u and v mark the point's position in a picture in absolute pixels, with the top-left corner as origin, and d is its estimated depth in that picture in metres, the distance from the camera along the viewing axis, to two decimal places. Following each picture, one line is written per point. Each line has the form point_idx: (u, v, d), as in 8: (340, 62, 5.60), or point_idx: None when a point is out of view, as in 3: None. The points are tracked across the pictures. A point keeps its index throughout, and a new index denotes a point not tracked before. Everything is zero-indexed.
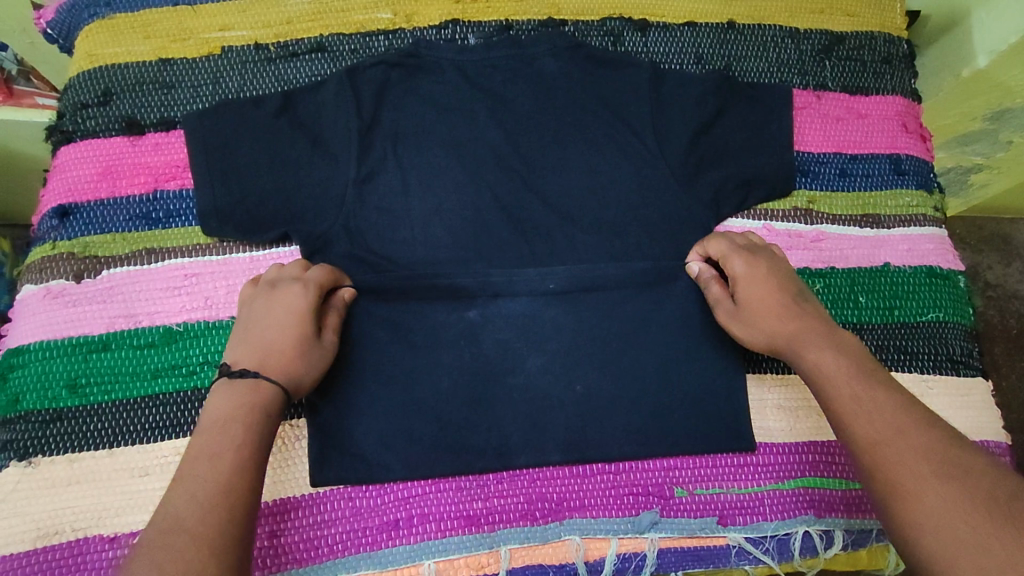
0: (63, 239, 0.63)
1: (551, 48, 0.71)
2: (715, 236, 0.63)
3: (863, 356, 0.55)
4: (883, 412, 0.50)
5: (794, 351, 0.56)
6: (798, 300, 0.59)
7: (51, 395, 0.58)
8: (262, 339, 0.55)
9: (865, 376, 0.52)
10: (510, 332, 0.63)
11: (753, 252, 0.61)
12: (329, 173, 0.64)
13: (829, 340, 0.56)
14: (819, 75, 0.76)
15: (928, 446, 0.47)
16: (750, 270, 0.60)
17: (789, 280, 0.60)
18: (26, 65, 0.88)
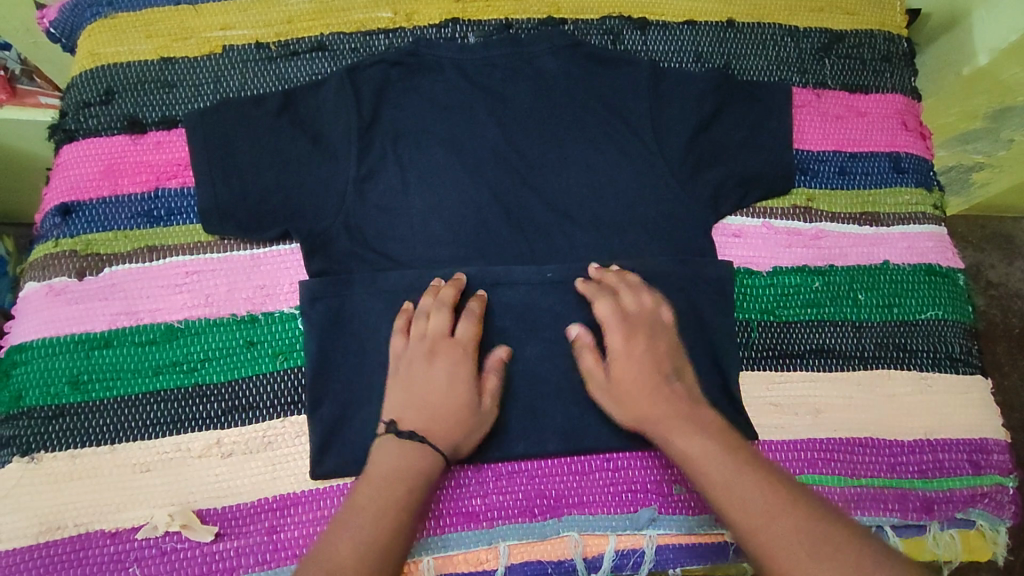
0: (65, 237, 0.63)
1: (551, 47, 0.72)
2: (597, 299, 0.61)
3: (718, 428, 0.56)
4: (745, 500, 0.51)
5: (660, 435, 0.57)
6: (671, 379, 0.59)
7: (53, 391, 0.59)
8: (425, 398, 0.57)
9: (731, 458, 0.53)
10: (510, 328, 0.63)
11: (630, 325, 0.60)
12: (329, 172, 0.65)
13: (692, 424, 0.56)
14: (818, 73, 0.76)
15: (807, 536, 0.48)
16: (626, 345, 0.59)
17: (674, 355, 0.60)
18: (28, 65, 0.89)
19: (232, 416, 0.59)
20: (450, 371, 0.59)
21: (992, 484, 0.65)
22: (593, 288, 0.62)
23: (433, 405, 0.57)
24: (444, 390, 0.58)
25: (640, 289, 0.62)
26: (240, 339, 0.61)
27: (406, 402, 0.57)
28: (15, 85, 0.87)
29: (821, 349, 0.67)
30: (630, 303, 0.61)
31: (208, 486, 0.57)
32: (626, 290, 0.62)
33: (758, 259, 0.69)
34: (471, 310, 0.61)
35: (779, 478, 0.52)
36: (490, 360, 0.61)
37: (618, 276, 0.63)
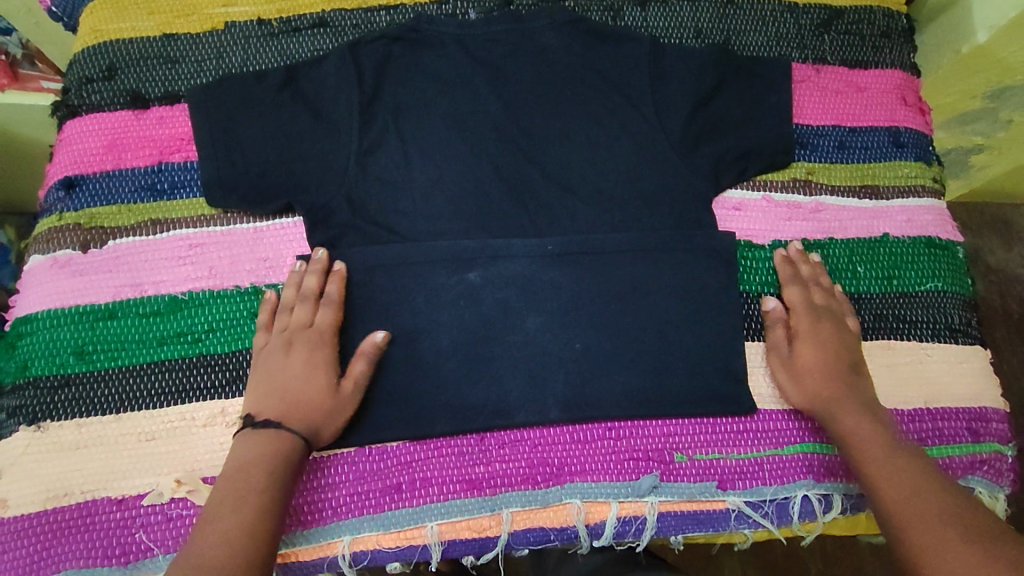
0: (69, 210, 0.63)
1: (551, 23, 0.72)
2: (789, 285, 0.67)
3: (873, 407, 0.60)
4: (891, 475, 0.54)
5: (828, 414, 0.61)
6: (851, 368, 0.63)
7: (59, 361, 0.59)
8: (282, 384, 0.58)
9: (896, 444, 0.57)
10: (512, 298, 0.64)
11: (815, 311, 0.65)
12: (331, 145, 0.65)
13: (866, 409, 0.60)
14: (818, 49, 0.77)
15: (936, 504, 0.51)
16: (817, 329, 0.64)
17: (846, 352, 0.63)
18: (30, 49, 0.90)
19: (237, 386, 0.60)
20: (309, 357, 0.59)
21: (991, 451, 0.65)
22: (787, 273, 0.67)
23: (287, 393, 0.57)
24: (302, 378, 0.58)
25: (813, 282, 0.67)
26: (244, 310, 0.62)
27: (268, 391, 0.58)
28: (17, 70, 0.88)
29: None
30: (821, 295, 0.66)
31: (213, 454, 0.58)
32: (815, 284, 0.67)
33: (758, 231, 0.70)
34: (334, 299, 0.61)
35: (922, 461, 0.55)
36: (365, 343, 0.59)
37: (813, 269, 0.68)
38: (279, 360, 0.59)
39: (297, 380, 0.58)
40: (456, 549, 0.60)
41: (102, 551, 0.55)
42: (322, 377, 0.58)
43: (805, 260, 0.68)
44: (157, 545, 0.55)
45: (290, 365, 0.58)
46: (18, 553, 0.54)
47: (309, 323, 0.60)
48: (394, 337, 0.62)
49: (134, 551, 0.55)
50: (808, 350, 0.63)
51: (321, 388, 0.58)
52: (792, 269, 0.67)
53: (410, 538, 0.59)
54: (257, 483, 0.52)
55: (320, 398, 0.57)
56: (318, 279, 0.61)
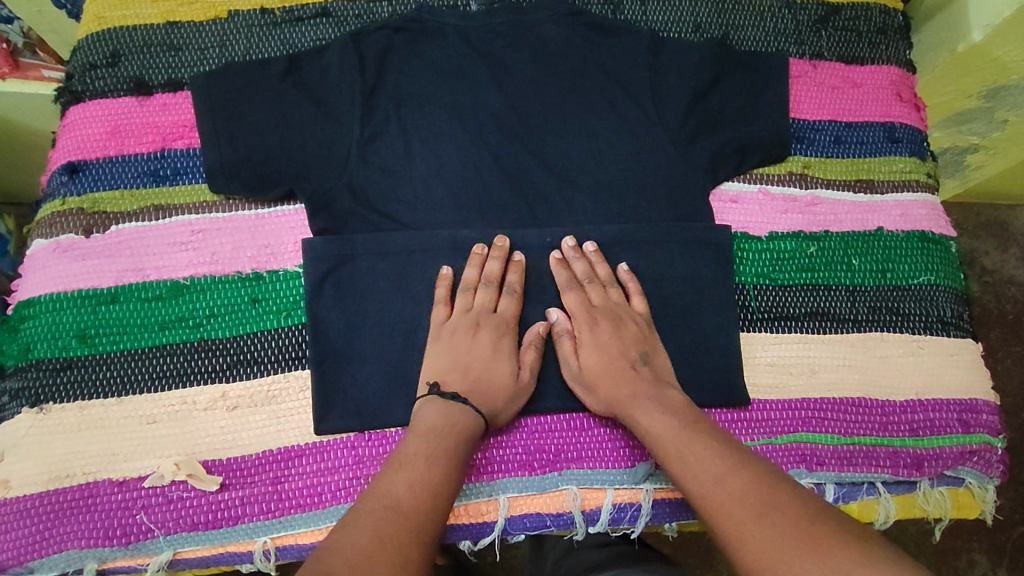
0: (72, 195, 0.64)
1: (552, 16, 0.73)
2: (567, 291, 0.64)
3: (685, 408, 0.58)
4: (688, 454, 0.53)
5: (625, 414, 0.59)
6: (637, 365, 0.61)
7: (61, 344, 0.59)
8: (466, 364, 0.60)
9: (688, 431, 0.55)
10: (511, 287, 0.64)
11: (592, 314, 0.63)
12: (333, 132, 0.66)
13: (653, 400, 0.58)
14: (815, 45, 0.77)
15: (758, 502, 0.48)
16: (592, 333, 0.62)
17: (624, 346, 0.62)
18: (31, 39, 0.91)
19: (237, 370, 0.60)
20: (492, 343, 0.62)
21: (981, 442, 0.66)
22: (563, 278, 0.64)
23: (474, 371, 0.60)
24: (487, 358, 0.61)
25: (608, 280, 0.65)
26: (245, 296, 0.62)
27: (449, 366, 0.60)
28: (18, 59, 0.90)
29: (816, 312, 0.69)
30: (596, 295, 0.64)
31: (214, 437, 0.58)
32: (591, 282, 0.64)
33: (755, 224, 0.71)
34: (516, 288, 0.64)
35: (715, 436, 0.54)
36: (531, 334, 0.63)
37: (587, 264, 0.65)
38: (464, 339, 0.61)
39: (482, 363, 0.60)
40: (454, 533, 0.60)
41: (102, 532, 0.55)
42: (505, 362, 0.61)
43: (593, 258, 0.65)
44: (157, 526, 0.56)
45: (473, 346, 0.61)
46: (19, 533, 0.55)
47: (489, 310, 0.63)
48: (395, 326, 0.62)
49: (134, 532, 0.56)
50: (589, 357, 0.61)
51: (507, 373, 0.60)
52: (566, 271, 0.64)
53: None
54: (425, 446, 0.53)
55: (504, 384, 0.60)
56: (501, 265, 0.64)
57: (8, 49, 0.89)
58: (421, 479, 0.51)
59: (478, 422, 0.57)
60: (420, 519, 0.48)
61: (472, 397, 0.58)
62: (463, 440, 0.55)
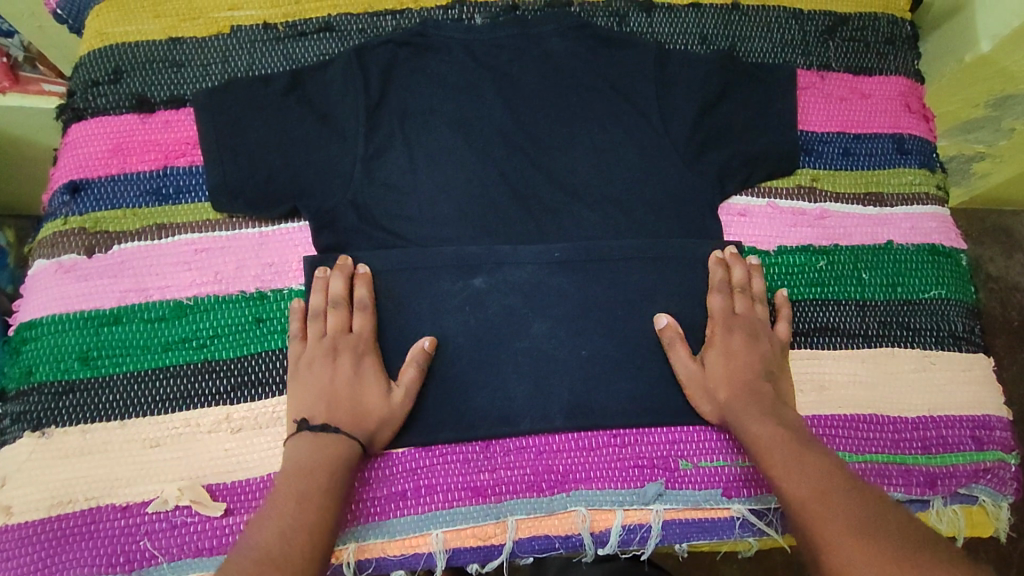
0: (74, 214, 0.63)
1: (557, 29, 0.73)
2: (715, 293, 0.65)
3: (797, 424, 0.58)
4: (795, 460, 0.54)
5: (737, 423, 0.59)
6: (760, 380, 0.61)
7: (64, 366, 0.59)
8: (334, 394, 0.58)
9: (795, 443, 0.56)
10: (517, 305, 0.64)
11: (730, 321, 0.64)
12: (337, 149, 0.65)
13: (765, 413, 0.59)
14: (823, 56, 0.77)
15: (862, 519, 0.47)
16: (724, 339, 0.63)
17: (754, 362, 0.62)
18: (32, 51, 0.93)
19: (241, 392, 0.60)
20: (358, 365, 0.59)
21: (995, 459, 0.65)
22: (717, 276, 0.65)
23: (342, 401, 0.57)
24: (352, 385, 0.58)
25: (760, 296, 0.66)
26: (249, 315, 0.62)
27: (315, 400, 0.58)
28: (18, 72, 0.91)
29: (826, 327, 0.68)
30: (743, 304, 0.65)
31: (218, 461, 0.58)
32: (742, 290, 0.65)
33: (763, 238, 0.70)
34: (367, 303, 0.61)
35: (820, 450, 0.55)
36: (413, 350, 0.60)
37: (744, 272, 0.66)
38: (326, 369, 0.59)
39: (350, 391, 0.58)
40: (461, 557, 0.59)
41: (106, 558, 0.55)
42: (375, 386, 0.59)
43: (752, 269, 0.67)
44: (161, 553, 0.55)
45: (338, 374, 0.58)
46: (22, 560, 0.54)
47: (349, 332, 0.60)
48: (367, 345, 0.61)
49: (138, 559, 0.55)
50: (715, 361, 0.62)
51: (377, 397, 0.58)
52: (723, 271, 0.66)
53: (416, 543, 0.59)
54: (297, 487, 0.52)
55: (376, 407, 0.58)
56: (346, 285, 0.61)
57: (7, 63, 0.90)
58: (298, 522, 0.50)
59: (352, 452, 0.55)
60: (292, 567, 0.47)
61: (342, 429, 0.56)
62: (338, 476, 0.54)
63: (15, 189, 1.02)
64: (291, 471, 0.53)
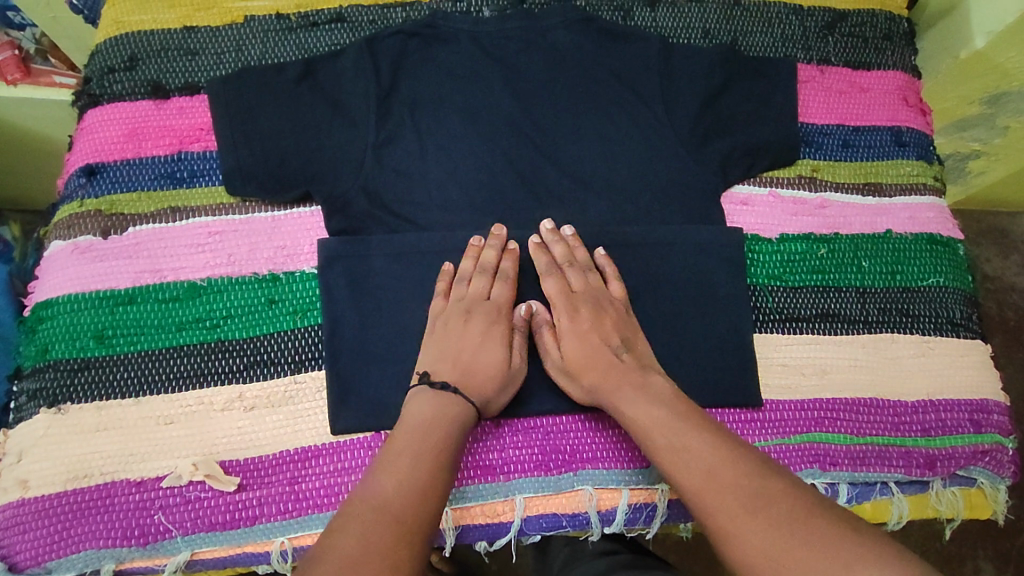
0: (90, 197, 0.64)
1: (563, 22, 0.74)
2: (585, 274, 0.64)
3: (677, 399, 0.57)
4: (677, 445, 0.53)
5: (610, 404, 0.58)
6: (641, 357, 0.61)
7: (79, 344, 0.60)
8: (460, 353, 0.59)
9: (682, 424, 0.55)
10: (525, 288, 0.65)
11: (577, 300, 0.62)
12: (348, 135, 0.67)
13: (638, 391, 0.58)
14: (823, 50, 0.79)
15: (792, 510, 0.48)
16: (572, 320, 0.62)
17: (632, 338, 0.62)
18: (43, 43, 0.98)
19: (253, 371, 0.60)
20: (486, 328, 0.61)
21: (992, 442, 0.67)
22: (604, 267, 0.65)
23: (463, 361, 0.59)
24: (479, 348, 0.60)
25: (667, 275, 0.65)
26: (261, 297, 0.63)
27: (440, 357, 0.59)
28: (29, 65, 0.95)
29: (827, 313, 0.69)
30: (625, 285, 0.64)
31: (231, 438, 0.58)
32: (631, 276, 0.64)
33: (766, 226, 0.71)
34: (510, 274, 0.63)
35: (708, 424, 0.55)
36: (516, 316, 0.63)
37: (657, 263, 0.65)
38: (459, 328, 0.60)
39: (474, 350, 0.60)
40: (471, 534, 0.61)
41: (121, 531, 0.55)
42: (496, 346, 0.60)
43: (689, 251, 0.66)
44: (175, 526, 0.56)
45: (467, 335, 0.60)
46: (38, 533, 0.55)
47: (487, 298, 0.62)
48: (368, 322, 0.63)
49: (152, 532, 0.56)
50: (568, 342, 0.61)
51: (501, 356, 0.60)
52: (549, 253, 0.64)
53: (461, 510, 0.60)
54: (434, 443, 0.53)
55: (500, 368, 0.60)
56: (496, 253, 0.63)
57: (19, 55, 0.94)
58: (410, 477, 0.50)
59: (471, 414, 0.57)
60: (412, 513, 0.48)
61: (465, 390, 0.57)
62: (452, 432, 0.54)
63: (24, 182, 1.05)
64: (418, 427, 0.54)
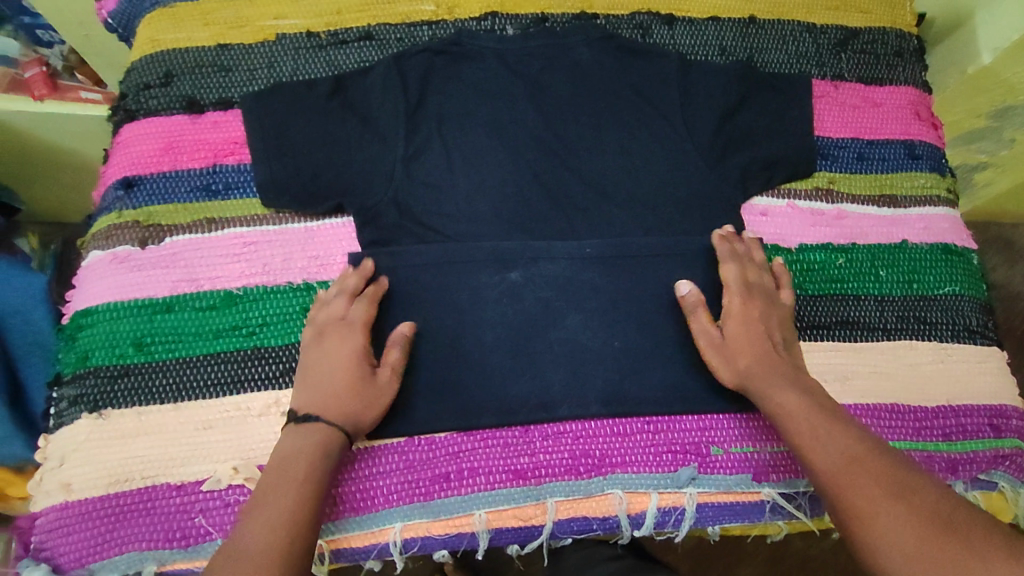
0: (128, 208, 0.66)
1: (585, 39, 0.77)
2: (726, 263, 0.66)
3: (824, 398, 0.59)
4: (819, 432, 0.56)
5: (760, 391, 0.60)
6: (774, 349, 0.63)
7: (118, 351, 0.61)
8: (320, 377, 0.59)
9: (822, 414, 0.57)
10: (552, 296, 0.67)
11: (747, 290, 0.65)
12: (379, 149, 0.69)
13: (788, 380, 0.60)
14: (836, 67, 0.81)
15: (921, 509, 0.49)
16: (744, 306, 0.64)
17: (770, 329, 0.64)
18: (72, 61, 1.05)
19: (289, 377, 0.62)
20: (344, 348, 0.60)
21: (1012, 447, 0.68)
22: (723, 249, 0.66)
23: (326, 386, 0.58)
24: (338, 366, 0.59)
25: (762, 265, 0.67)
26: (296, 305, 0.64)
27: (302, 387, 0.58)
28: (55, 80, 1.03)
29: (846, 321, 0.71)
30: (754, 273, 0.66)
31: (267, 442, 0.59)
32: (751, 262, 0.67)
33: (785, 236, 0.73)
34: (365, 295, 0.62)
35: (844, 420, 0.57)
36: (394, 334, 0.61)
37: (747, 246, 0.68)
38: (315, 355, 0.60)
39: (334, 372, 0.59)
40: (503, 537, 0.62)
41: (163, 534, 0.56)
42: (356, 367, 0.59)
43: (751, 243, 0.68)
44: (216, 529, 0.57)
45: (324, 360, 0.60)
46: (83, 535, 0.56)
47: (343, 318, 0.61)
48: (400, 329, 0.64)
49: (193, 535, 0.57)
50: (735, 328, 0.63)
51: (361, 376, 0.59)
52: (729, 246, 0.67)
53: (369, 536, 0.60)
54: (296, 470, 0.54)
55: (361, 389, 0.58)
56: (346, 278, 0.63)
57: (47, 71, 1.02)
58: (277, 514, 0.51)
59: (336, 438, 0.56)
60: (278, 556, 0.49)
61: (325, 416, 0.57)
62: (319, 465, 0.55)
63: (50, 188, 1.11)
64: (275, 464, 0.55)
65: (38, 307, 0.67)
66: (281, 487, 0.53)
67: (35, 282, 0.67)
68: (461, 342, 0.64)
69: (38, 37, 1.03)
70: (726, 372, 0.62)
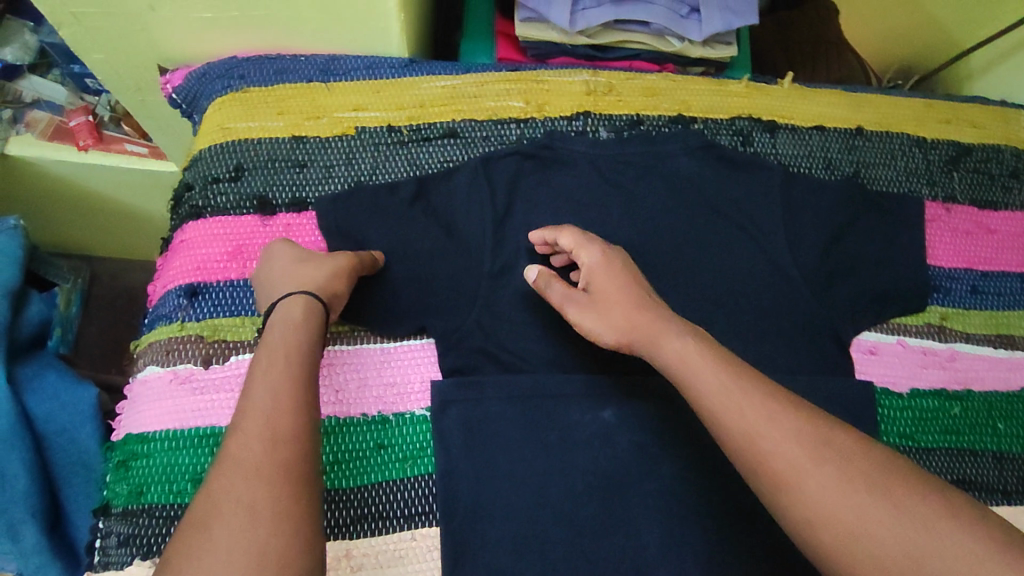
0: (191, 320, 0.61)
1: (684, 148, 0.71)
2: (562, 232, 0.60)
3: (724, 351, 0.53)
4: (720, 386, 0.49)
5: (647, 344, 0.54)
6: (648, 293, 0.57)
7: (176, 488, 0.56)
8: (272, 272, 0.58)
9: (714, 361, 0.51)
10: (647, 441, 0.61)
11: (603, 243, 0.60)
12: (464, 264, 0.63)
13: (672, 325, 0.54)
14: (947, 186, 0.75)
15: (864, 463, 0.45)
16: (596, 262, 0.58)
17: (636, 276, 0.59)
18: (118, 111, 0.95)
19: (362, 525, 0.57)
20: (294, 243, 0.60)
21: None
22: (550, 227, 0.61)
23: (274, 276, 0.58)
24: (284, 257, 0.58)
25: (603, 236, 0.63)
26: (371, 441, 0.59)
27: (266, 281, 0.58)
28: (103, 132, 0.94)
29: (964, 480, 0.65)
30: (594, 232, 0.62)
31: None
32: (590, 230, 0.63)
33: (897, 378, 0.67)
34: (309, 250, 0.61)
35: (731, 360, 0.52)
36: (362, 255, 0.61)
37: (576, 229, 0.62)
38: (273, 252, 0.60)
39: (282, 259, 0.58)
40: None
41: None
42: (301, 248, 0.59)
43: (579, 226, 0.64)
44: None
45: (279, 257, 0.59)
46: None
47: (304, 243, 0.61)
48: (481, 473, 0.58)
49: None
50: (600, 280, 0.57)
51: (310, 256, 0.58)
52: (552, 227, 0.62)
53: None
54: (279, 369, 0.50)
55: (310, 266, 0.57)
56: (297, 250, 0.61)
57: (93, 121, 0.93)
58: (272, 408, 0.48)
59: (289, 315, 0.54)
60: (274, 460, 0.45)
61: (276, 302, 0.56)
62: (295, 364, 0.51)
63: (96, 231, 1.10)
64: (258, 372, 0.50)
65: (86, 425, 0.72)
66: (241, 437, 0.46)
67: (85, 397, 0.73)
68: (547, 491, 0.58)
69: (86, 85, 0.94)
70: (585, 322, 0.57)
